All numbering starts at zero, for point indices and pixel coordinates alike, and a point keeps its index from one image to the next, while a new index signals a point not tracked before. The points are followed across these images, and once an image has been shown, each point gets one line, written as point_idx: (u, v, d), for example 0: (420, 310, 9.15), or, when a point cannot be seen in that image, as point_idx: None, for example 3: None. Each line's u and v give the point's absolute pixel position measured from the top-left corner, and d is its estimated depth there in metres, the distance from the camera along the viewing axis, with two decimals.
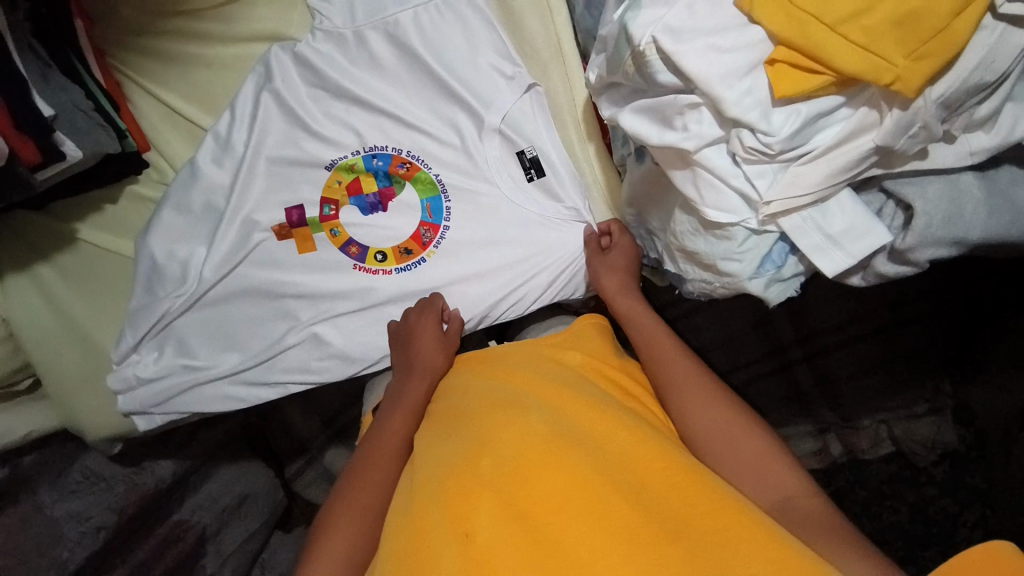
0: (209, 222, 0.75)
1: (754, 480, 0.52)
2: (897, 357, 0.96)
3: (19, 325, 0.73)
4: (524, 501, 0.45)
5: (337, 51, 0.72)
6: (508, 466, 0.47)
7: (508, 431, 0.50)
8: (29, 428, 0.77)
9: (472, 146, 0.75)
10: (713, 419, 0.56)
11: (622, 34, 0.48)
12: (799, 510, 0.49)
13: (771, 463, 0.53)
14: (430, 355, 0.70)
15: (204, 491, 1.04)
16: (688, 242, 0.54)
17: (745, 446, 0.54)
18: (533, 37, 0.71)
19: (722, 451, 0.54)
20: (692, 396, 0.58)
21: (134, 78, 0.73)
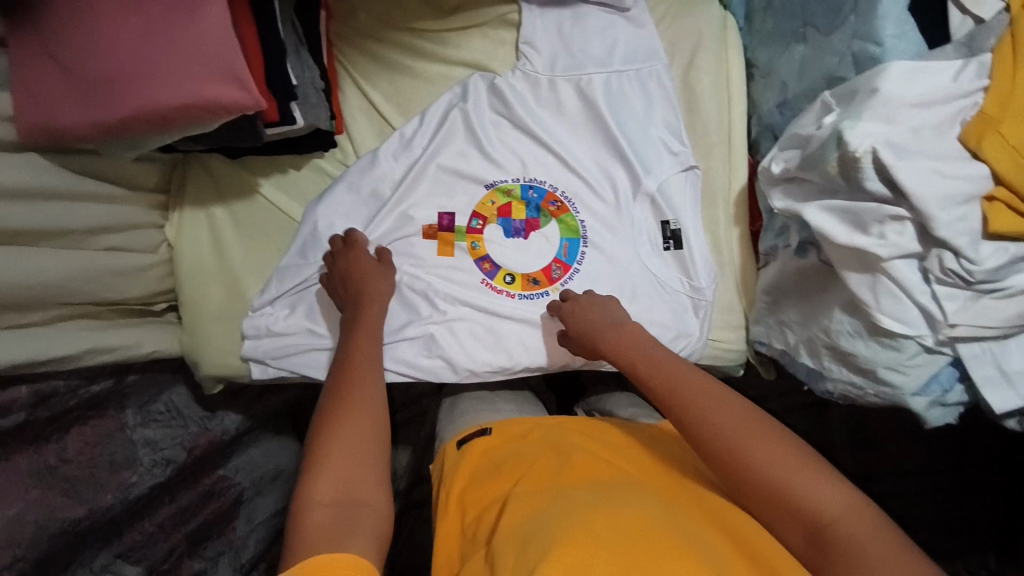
0: (370, 208, 0.81)
1: (796, 505, 0.48)
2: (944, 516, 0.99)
3: (184, 255, 0.80)
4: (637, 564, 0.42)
5: (529, 91, 0.79)
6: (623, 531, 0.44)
7: (620, 501, 0.48)
8: (153, 347, 0.79)
9: (622, 207, 0.80)
10: (733, 428, 0.53)
11: (833, 137, 0.52)
12: (843, 540, 0.45)
13: (812, 481, 0.49)
14: (370, 279, 0.73)
15: (247, 454, 1.05)
16: (844, 342, 0.56)
17: (777, 464, 0.50)
18: (708, 121, 0.77)
19: (761, 483, 0.50)
20: (702, 408, 0.55)
21: (347, 71, 0.81)
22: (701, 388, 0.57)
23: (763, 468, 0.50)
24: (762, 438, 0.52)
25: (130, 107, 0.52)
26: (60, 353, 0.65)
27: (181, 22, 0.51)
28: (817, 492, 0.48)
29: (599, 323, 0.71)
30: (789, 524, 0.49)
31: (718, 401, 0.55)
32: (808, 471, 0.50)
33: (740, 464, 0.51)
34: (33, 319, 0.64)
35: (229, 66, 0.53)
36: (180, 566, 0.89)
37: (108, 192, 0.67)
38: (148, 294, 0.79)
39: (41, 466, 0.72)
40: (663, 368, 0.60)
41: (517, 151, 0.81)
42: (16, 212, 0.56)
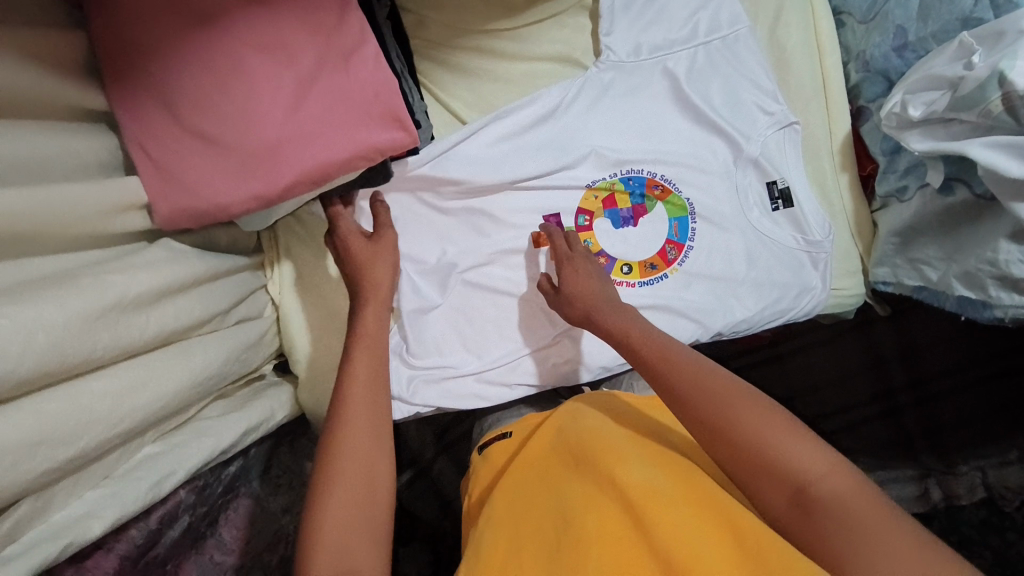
0: (472, 226, 0.79)
1: (778, 472, 0.46)
2: (999, 407, 1.06)
3: (291, 310, 0.76)
4: (617, 554, 0.43)
5: (618, 80, 0.78)
6: (605, 521, 0.46)
7: (607, 483, 0.49)
8: (283, 414, 0.74)
9: (722, 176, 0.79)
10: (707, 392, 0.51)
11: (992, 78, 0.54)
12: (828, 503, 0.43)
13: (794, 442, 0.47)
14: (370, 263, 0.65)
15: None
16: (1016, 270, 0.58)
17: (759, 430, 0.48)
18: (801, 75, 0.77)
19: (743, 452, 0.48)
20: (689, 378, 0.53)
21: (425, 86, 0.77)
22: (671, 357, 0.55)
23: (744, 435, 0.48)
24: (744, 406, 0.50)
25: (295, 172, 0.48)
26: (230, 442, 0.60)
27: (341, 72, 0.49)
28: (799, 454, 0.46)
29: (595, 289, 0.66)
30: (773, 491, 0.46)
31: (693, 370, 0.53)
32: (792, 438, 0.47)
33: (724, 431, 0.49)
34: (188, 414, 0.57)
35: (390, 109, 0.50)
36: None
37: (223, 260, 0.60)
38: (265, 359, 0.74)
39: (208, 565, 0.67)
40: (640, 342, 0.58)
41: (603, 136, 0.78)
42: (177, 308, 0.49)
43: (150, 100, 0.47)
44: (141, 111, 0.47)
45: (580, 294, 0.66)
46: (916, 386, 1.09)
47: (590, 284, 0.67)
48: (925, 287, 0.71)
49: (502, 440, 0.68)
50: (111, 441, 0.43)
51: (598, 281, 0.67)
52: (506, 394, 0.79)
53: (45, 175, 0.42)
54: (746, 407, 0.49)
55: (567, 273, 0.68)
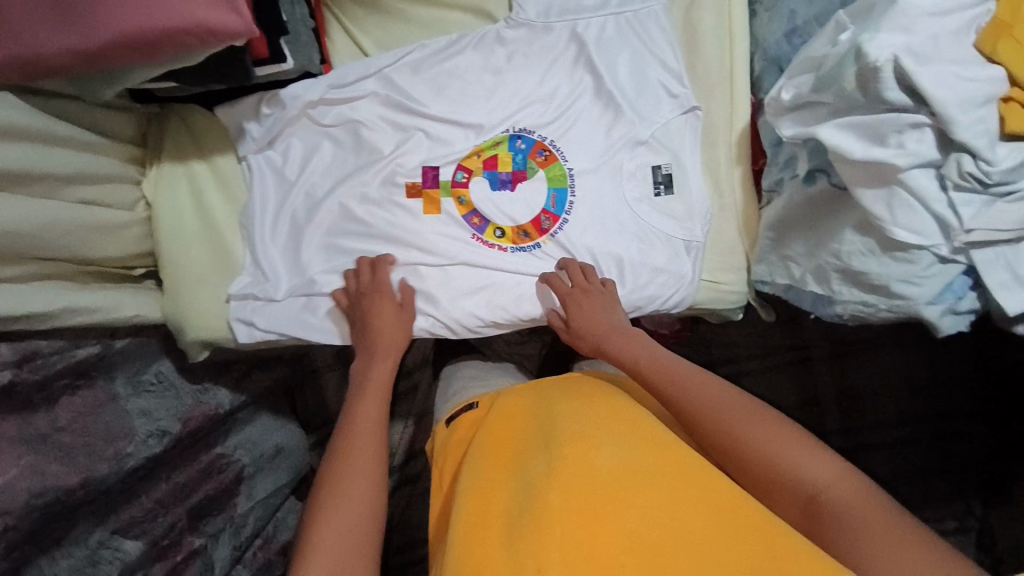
0: (364, 159, 0.79)
1: (789, 483, 0.50)
2: (939, 469, 1.05)
3: (161, 212, 0.74)
4: (579, 531, 0.45)
5: (525, 39, 0.78)
6: (580, 493, 0.47)
7: (577, 464, 0.49)
8: (133, 312, 0.75)
9: (606, 155, 0.79)
10: (717, 404, 0.55)
11: (852, 52, 0.50)
12: (837, 507, 0.48)
13: (799, 452, 0.51)
14: (391, 331, 0.74)
15: (245, 432, 0.96)
16: (857, 262, 0.55)
17: (766, 442, 0.52)
18: (709, 62, 0.76)
19: (754, 466, 0.52)
20: (695, 391, 0.57)
21: (334, 14, 0.77)
22: (680, 367, 0.60)
23: (752, 448, 0.52)
24: (747, 419, 0.53)
25: (118, 30, 0.50)
26: (37, 312, 0.63)
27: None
28: (807, 464, 0.50)
29: (602, 320, 0.71)
30: (786, 500, 0.51)
31: (696, 381, 0.58)
32: (799, 448, 0.51)
33: (728, 443, 0.53)
34: (6, 273, 0.62)
35: None
36: (180, 542, 0.81)
37: (74, 131, 0.64)
38: (128, 258, 0.76)
39: (32, 434, 0.66)
40: (647, 359, 0.62)
41: (494, 90, 0.79)
42: None
43: None
44: None
45: (591, 324, 0.71)
46: (851, 433, 1.08)
47: (598, 315, 0.72)
48: (792, 286, 0.69)
49: (465, 417, 0.70)
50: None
51: (611, 314, 0.72)
52: None
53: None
54: (751, 419, 0.53)
55: (582, 307, 0.73)
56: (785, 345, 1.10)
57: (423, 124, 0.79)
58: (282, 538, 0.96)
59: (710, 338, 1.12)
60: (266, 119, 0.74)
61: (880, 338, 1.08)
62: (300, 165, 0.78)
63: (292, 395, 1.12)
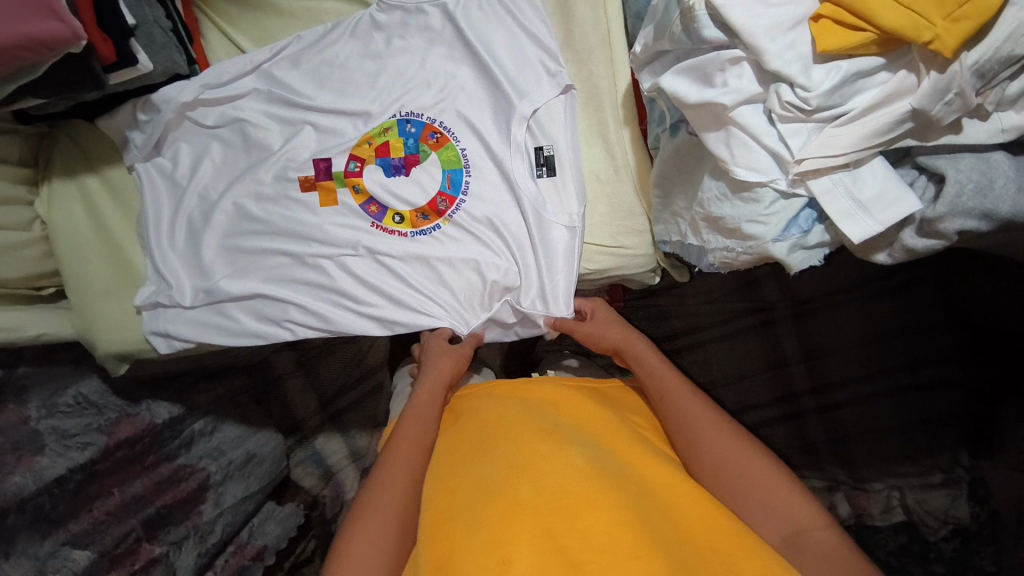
0: (254, 157, 0.78)
1: (771, 507, 0.51)
2: (916, 425, 0.93)
3: (57, 228, 0.75)
4: (563, 527, 0.45)
5: (400, 22, 0.77)
6: (552, 491, 0.48)
7: (545, 469, 0.50)
8: (41, 330, 0.74)
9: (494, 129, 0.78)
10: (711, 441, 0.56)
11: None
12: (818, 547, 0.47)
13: (781, 486, 0.52)
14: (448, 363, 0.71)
15: (214, 440, 0.98)
16: (714, 208, 0.55)
17: (753, 469, 0.53)
18: (584, 24, 0.74)
19: (737, 488, 0.53)
20: (693, 412, 0.59)
21: (208, 15, 0.78)
22: (689, 396, 0.60)
23: (739, 473, 0.54)
24: (741, 447, 0.55)
25: None
26: None
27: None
28: (790, 501, 0.51)
29: (619, 328, 0.72)
30: (767, 527, 0.51)
31: (699, 411, 0.58)
32: (782, 483, 0.52)
33: (713, 465, 0.55)
34: None
35: (42, 0, 0.52)
36: (138, 551, 0.83)
37: None
38: (32, 277, 0.75)
39: None
40: (657, 380, 0.63)
41: (376, 76, 0.78)
42: None
43: None
44: None
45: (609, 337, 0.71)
46: (821, 392, 0.99)
47: (619, 329, 0.72)
48: (684, 243, 0.68)
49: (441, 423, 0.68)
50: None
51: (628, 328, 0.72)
52: (269, 333, 0.77)
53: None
54: (740, 446, 0.55)
55: (599, 323, 0.73)
56: (745, 308, 1.02)
57: (309, 117, 0.78)
58: (259, 543, 0.99)
59: (664, 309, 1.06)
60: (146, 125, 0.74)
61: (840, 292, 0.97)
62: (189, 170, 0.78)
63: (260, 401, 1.10)
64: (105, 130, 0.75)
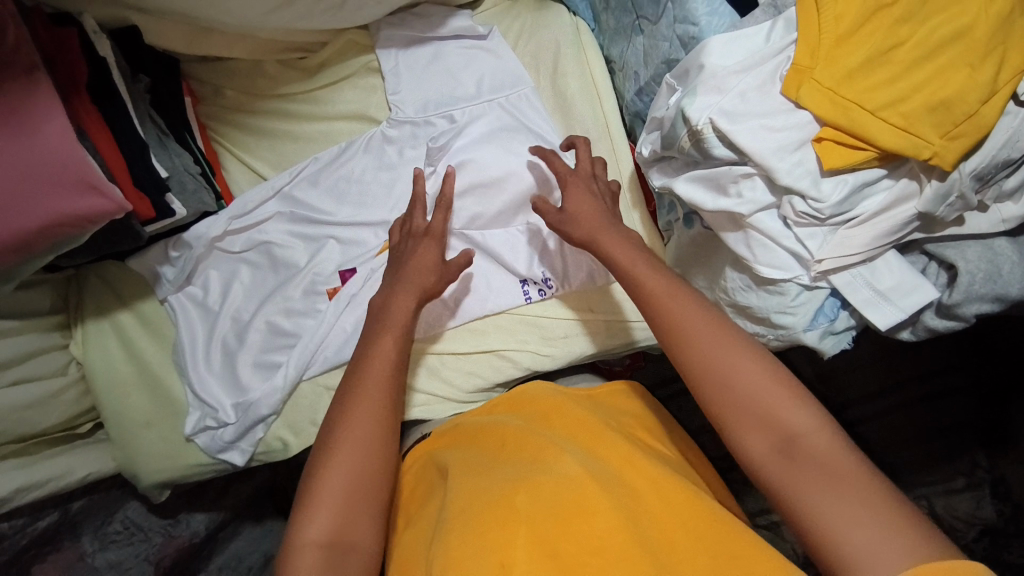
0: (283, 274, 0.81)
1: (769, 420, 0.47)
2: (933, 432, 0.93)
3: (95, 369, 0.77)
4: (556, 533, 0.50)
5: (407, 135, 0.82)
6: (549, 500, 0.52)
7: (544, 479, 0.54)
8: (86, 471, 0.76)
9: (498, 217, 0.79)
10: (703, 338, 0.50)
11: (679, 115, 0.54)
12: (811, 455, 0.45)
13: (787, 398, 0.47)
14: (423, 277, 0.67)
15: (231, 549, 0.96)
16: (741, 297, 0.57)
17: (748, 374, 0.48)
18: (583, 120, 0.80)
19: (732, 395, 0.49)
20: (685, 315, 0.52)
21: (226, 147, 0.82)
22: (674, 294, 0.54)
23: (744, 386, 0.48)
24: (737, 351, 0.50)
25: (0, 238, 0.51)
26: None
27: (17, 141, 0.51)
28: (793, 413, 0.47)
29: (596, 211, 0.63)
30: (758, 433, 0.47)
31: (687, 310, 0.52)
32: (785, 393, 0.48)
33: (710, 374, 0.50)
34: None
35: (83, 178, 0.53)
36: None
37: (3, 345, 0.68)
38: (71, 418, 0.76)
39: None
40: (643, 275, 0.56)
41: (392, 185, 0.81)
42: None
43: None
44: None
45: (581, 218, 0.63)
46: (842, 413, 0.97)
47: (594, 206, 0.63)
48: None
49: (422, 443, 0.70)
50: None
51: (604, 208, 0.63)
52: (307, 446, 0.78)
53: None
54: (735, 345, 0.50)
55: (571, 197, 0.64)
56: None
57: (330, 231, 0.81)
58: None
59: None
60: (177, 261, 0.77)
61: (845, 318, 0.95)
62: (221, 295, 0.80)
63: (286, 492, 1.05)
64: (135, 268, 0.78)
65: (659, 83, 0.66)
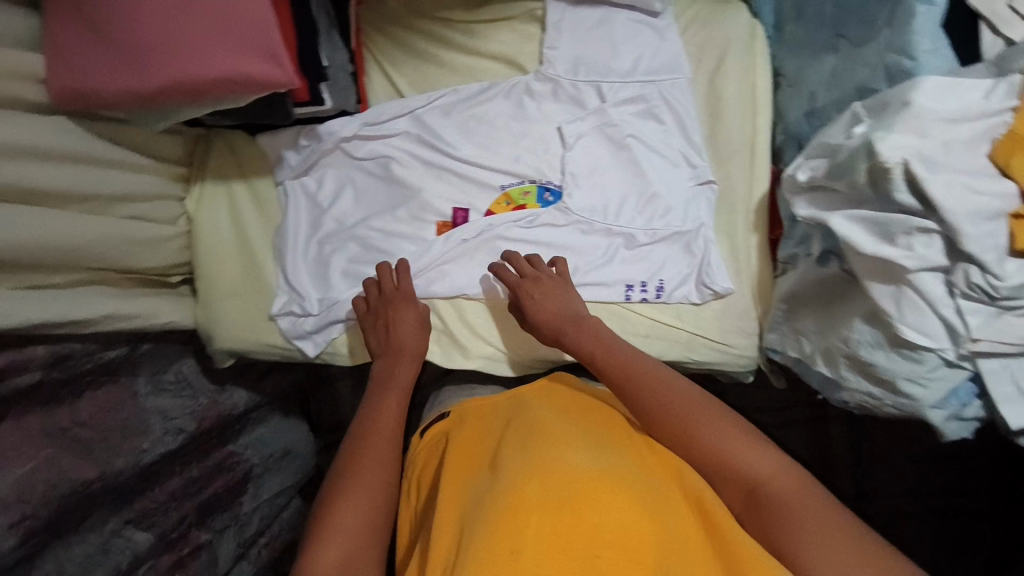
0: (393, 192, 0.82)
1: (732, 475, 0.55)
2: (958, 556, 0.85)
3: (202, 228, 0.79)
4: (565, 529, 0.43)
5: (550, 93, 0.81)
6: (560, 487, 0.47)
7: (550, 465, 0.49)
8: (168, 318, 0.78)
9: (621, 203, 0.80)
10: (677, 415, 0.58)
11: (863, 148, 0.50)
12: (772, 500, 0.52)
13: (752, 452, 0.55)
14: (414, 338, 0.73)
15: (257, 432, 0.97)
16: (865, 353, 0.54)
17: (710, 435, 0.57)
18: (733, 129, 0.77)
19: (702, 462, 0.56)
20: (662, 396, 0.60)
21: (372, 56, 0.82)
22: (658, 384, 0.61)
23: (705, 448, 0.56)
24: (705, 423, 0.57)
25: (169, 77, 0.53)
26: (82, 317, 0.65)
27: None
28: (753, 461, 0.54)
29: (572, 315, 0.70)
30: (729, 487, 0.55)
31: (665, 393, 0.60)
32: (747, 447, 0.55)
33: (689, 451, 0.57)
34: (52, 281, 0.64)
35: (264, 42, 0.53)
36: (188, 536, 0.82)
37: (129, 157, 0.66)
38: (168, 266, 0.79)
39: (55, 428, 0.68)
40: (601, 352, 0.65)
41: (520, 138, 0.81)
42: (20, 168, 0.55)
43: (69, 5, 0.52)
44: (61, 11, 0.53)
45: (543, 314, 0.71)
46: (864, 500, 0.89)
47: (554, 305, 0.71)
48: (801, 360, 0.69)
49: (440, 423, 0.69)
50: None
51: (562, 315, 0.70)
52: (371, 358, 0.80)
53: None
54: (701, 416, 0.58)
55: (534, 305, 0.71)
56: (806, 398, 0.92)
57: (449, 164, 0.81)
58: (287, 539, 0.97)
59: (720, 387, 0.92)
60: (304, 149, 0.80)
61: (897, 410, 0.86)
62: (331, 196, 0.83)
63: (308, 393, 1.09)
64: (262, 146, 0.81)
65: (842, 109, 0.66)
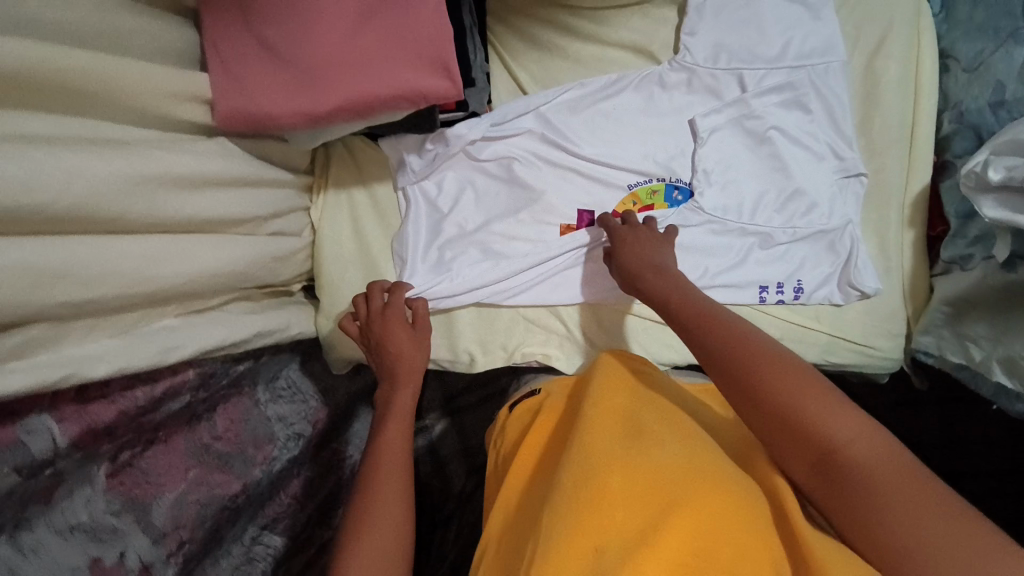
0: (514, 193, 0.79)
1: (813, 438, 0.45)
2: None
3: (326, 240, 0.78)
4: (636, 523, 0.42)
5: (685, 84, 0.76)
6: (637, 479, 0.45)
7: (620, 456, 0.47)
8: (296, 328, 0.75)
9: (759, 199, 0.76)
10: (768, 377, 0.48)
11: None
12: (853, 468, 0.43)
13: (822, 409, 0.46)
14: (408, 351, 0.65)
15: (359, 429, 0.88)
16: None
17: (805, 400, 0.46)
18: (890, 118, 0.74)
19: (793, 435, 0.46)
20: (747, 351, 0.50)
21: (494, 49, 0.78)
22: (736, 332, 0.52)
23: (805, 412, 0.46)
24: (799, 383, 0.47)
25: (342, 97, 0.51)
26: (237, 338, 0.61)
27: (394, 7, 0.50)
28: (837, 424, 0.45)
29: (660, 264, 0.63)
30: (803, 455, 0.46)
31: (749, 346, 0.50)
32: (822, 405, 0.46)
33: (782, 417, 0.47)
34: (208, 303, 0.60)
35: (438, 56, 0.51)
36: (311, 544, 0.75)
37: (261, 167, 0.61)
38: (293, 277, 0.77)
39: (197, 444, 0.62)
40: (681, 308, 0.56)
41: (651, 133, 0.77)
42: (198, 202, 0.51)
43: (234, 21, 0.50)
44: (224, 26, 0.50)
45: (629, 267, 0.63)
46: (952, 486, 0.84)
47: (641, 259, 0.63)
48: (968, 367, 0.66)
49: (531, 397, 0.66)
50: (115, 299, 0.45)
51: (652, 265, 0.62)
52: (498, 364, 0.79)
53: (109, 42, 0.43)
54: (799, 379, 0.48)
55: (625, 254, 0.65)
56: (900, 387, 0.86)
57: (576, 163, 0.78)
58: None
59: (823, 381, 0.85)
60: (428, 154, 0.77)
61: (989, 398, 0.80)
62: (452, 199, 0.80)
63: None
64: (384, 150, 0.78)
65: None
